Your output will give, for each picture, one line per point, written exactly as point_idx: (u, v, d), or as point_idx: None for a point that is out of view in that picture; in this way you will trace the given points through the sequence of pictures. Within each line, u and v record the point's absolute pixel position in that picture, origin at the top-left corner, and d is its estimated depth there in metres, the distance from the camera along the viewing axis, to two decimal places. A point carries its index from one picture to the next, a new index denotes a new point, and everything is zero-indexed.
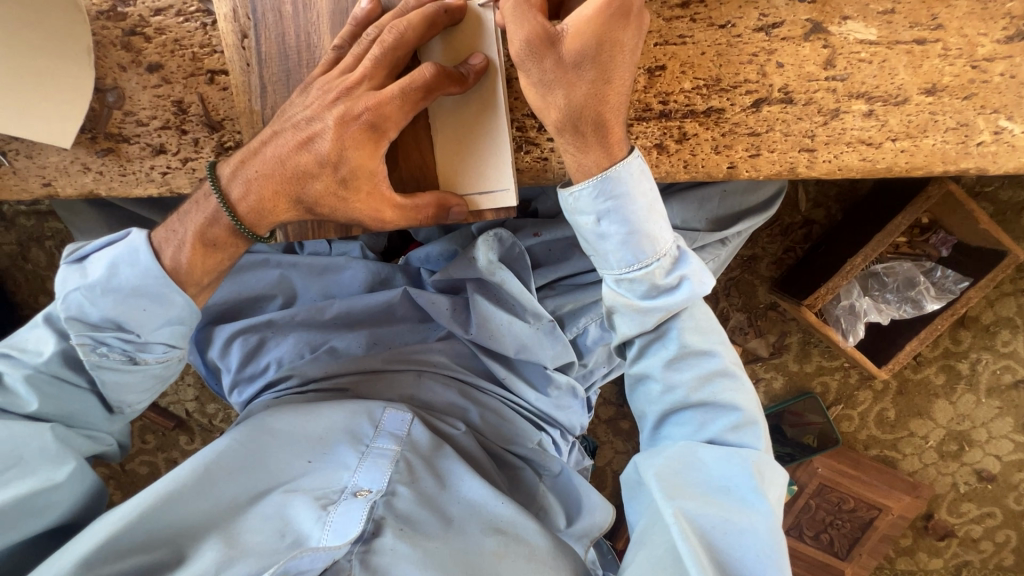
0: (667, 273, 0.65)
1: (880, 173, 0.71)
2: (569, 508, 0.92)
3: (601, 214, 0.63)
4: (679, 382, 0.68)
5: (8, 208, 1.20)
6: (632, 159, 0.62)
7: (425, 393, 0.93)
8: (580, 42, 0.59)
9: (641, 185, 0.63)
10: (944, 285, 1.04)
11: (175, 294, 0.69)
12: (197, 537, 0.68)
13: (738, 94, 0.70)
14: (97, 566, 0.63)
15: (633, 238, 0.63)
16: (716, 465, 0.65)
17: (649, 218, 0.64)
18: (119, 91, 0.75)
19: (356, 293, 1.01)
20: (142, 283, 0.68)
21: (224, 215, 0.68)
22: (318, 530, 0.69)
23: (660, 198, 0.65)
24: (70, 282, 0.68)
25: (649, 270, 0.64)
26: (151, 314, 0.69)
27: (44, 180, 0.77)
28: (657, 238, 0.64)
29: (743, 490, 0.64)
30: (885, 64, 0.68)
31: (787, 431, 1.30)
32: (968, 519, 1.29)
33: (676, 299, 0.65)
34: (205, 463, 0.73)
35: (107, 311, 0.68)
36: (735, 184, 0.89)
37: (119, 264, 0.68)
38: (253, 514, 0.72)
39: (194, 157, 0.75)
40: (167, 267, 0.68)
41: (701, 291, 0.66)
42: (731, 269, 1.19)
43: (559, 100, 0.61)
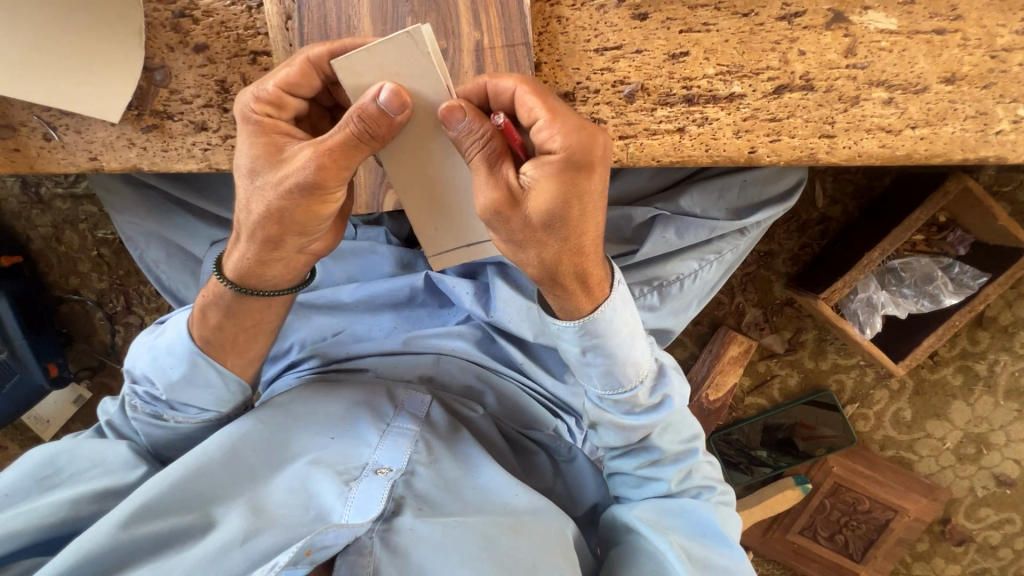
0: (651, 394, 0.75)
1: (900, 160, 0.73)
2: (582, 494, 0.94)
3: (588, 347, 0.68)
4: (663, 474, 0.81)
5: (45, 190, 1.24)
6: (614, 296, 0.67)
7: (444, 374, 0.94)
8: (546, 205, 0.57)
9: (624, 317, 0.68)
10: (962, 281, 1.04)
11: (193, 354, 0.75)
12: (224, 504, 0.68)
13: (760, 80, 0.72)
14: (130, 528, 0.63)
15: (614, 368, 0.70)
16: (693, 512, 0.79)
17: (634, 351, 0.71)
18: (166, 70, 0.78)
19: (382, 277, 1.00)
20: (172, 344, 0.76)
21: (221, 283, 0.72)
22: (339, 505, 0.69)
23: (637, 326, 0.71)
24: (135, 347, 0.82)
25: (630, 394, 0.73)
26: (176, 375, 0.76)
27: (91, 155, 0.80)
28: (639, 364, 0.72)
29: (715, 537, 0.78)
30: (905, 53, 0.70)
31: (800, 444, 1.28)
32: (986, 524, 1.27)
33: (657, 419, 0.76)
34: (230, 438, 0.72)
35: (148, 373, 0.78)
36: (756, 174, 0.90)
37: (166, 329, 0.79)
38: (276, 486, 0.71)
39: (234, 135, 0.79)
40: (191, 328, 0.76)
41: (678, 407, 0.77)
42: (748, 264, 1.20)
43: (532, 258, 0.61)
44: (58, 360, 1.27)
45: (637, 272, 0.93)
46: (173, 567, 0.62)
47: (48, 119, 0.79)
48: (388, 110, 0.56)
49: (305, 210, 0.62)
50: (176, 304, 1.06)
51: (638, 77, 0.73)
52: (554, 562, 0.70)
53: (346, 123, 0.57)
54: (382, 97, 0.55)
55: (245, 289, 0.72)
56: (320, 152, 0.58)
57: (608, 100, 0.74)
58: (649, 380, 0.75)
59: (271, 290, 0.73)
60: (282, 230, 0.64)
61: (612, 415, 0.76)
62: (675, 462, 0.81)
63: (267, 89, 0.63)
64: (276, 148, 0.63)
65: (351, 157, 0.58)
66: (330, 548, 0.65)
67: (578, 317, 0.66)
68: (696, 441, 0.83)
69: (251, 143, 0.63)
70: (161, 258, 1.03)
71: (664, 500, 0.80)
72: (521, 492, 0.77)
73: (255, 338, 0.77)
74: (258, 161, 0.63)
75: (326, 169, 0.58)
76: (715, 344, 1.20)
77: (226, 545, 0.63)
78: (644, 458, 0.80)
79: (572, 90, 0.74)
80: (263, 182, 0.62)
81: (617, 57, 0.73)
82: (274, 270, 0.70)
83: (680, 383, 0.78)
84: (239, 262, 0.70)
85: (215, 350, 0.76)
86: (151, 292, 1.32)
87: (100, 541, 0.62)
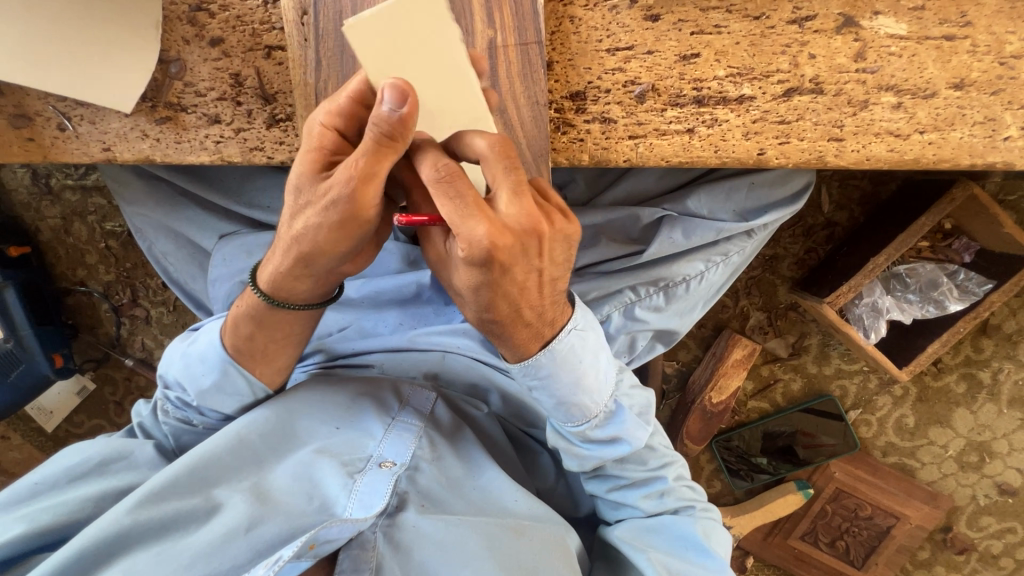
0: (600, 430, 0.73)
1: (907, 164, 0.73)
2: (582, 497, 0.93)
3: (531, 386, 0.69)
4: (638, 496, 0.80)
5: (55, 181, 1.24)
6: (557, 347, 0.66)
7: (449, 371, 0.93)
8: (470, 279, 0.57)
9: (567, 364, 0.67)
10: (966, 287, 1.04)
11: (225, 362, 0.76)
12: (228, 489, 0.67)
13: (770, 83, 0.73)
14: (137, 511, 0.63)
15: (563, 407, 0.70)
16: (673, 526, 0.79)
17: (582, 391, 0.69)
18: (181, 62, 0.79)
19: (388, 274, 0.99)
20: (204, 351, 0.77)
21: (254, 291, 0.72)
22: (343, 498, 0.68)
23: (592, 372, 0.69)
24: (169, 351, 0.82)
25: (581, 429, 0.73)
26: (206, 381, 0.77)
27: (104, 146, 0.81)
28: (586, 404, 0.71)
29: (697, 550, 0.78)
30: (914, 59, 0.71)
31: (800, 452, 1.27)
32: (988, 533, 1.27)
33: (607, 454, 0.74)
34: (236, 431, 0.71)
35: (178, 377, 0.78)
36: (764, 177, 0.90)
37: (197, 337, 0.79)
38: (281, 475, 0.69)
39: (246, 128, 0.80)
40: (223, 336, 0.76)
41: (632, 444, 0.75)
42: (753, 268, 1.20)
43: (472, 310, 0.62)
44: (64, 351, 1.27)
45: (644, 272, 0.93)
46: (179, 552, 0.61)
47: (63, 109, 0.80)
48: (391, 111, 0.53)
49: (338, 226, 0.61)
50: (184, 296, 1.07)
51: (649, 78, 0.74)
52: (554, 565, 0.70)
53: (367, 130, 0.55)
54: (386, 97, 0.53)
55: (276, 300, 0.71)
56: (355, 165, 0.56)
57: (618, 100, 0.75)
58: (601, 418, 0.73)
59: (301, 304, 0.73)
60: (316, 247, 0.63)
61: (568, 445, 0.76)
62: (644, 486, 0.81)
63: (339, 104, 0.60)
64: (325, 165, 0.61)
65: (377, 162, 0.56)
66: (334, 542, 0.64)
67: (518, 360, 0.67)
68: (671, 465, 0.83)
69: (302, 156, 0.61)
70: (171, 251, 1.04)
71: (643, 519, 0.80)
72: (523, 496, 0.76)
73: (284, 348, 0.78)
74: (303, 175, 0.61)
75: (358, 182, 0.57)
76: (719, 347, 1.20)
77: (231, 532, 0.62)
78: (614, 483, 0.81)
79: (584, 89, 0.75)
80: (306, 199, 0.61)
81: (628, 57, 0.74)
82: (302, 286, 0.70)
83: (636, 421, 0.75)
84: (273, 273, 0.69)
85: (244, 357, 0.76)
86: (157, 285, 1.33)
87: (108, 527, 0.61)
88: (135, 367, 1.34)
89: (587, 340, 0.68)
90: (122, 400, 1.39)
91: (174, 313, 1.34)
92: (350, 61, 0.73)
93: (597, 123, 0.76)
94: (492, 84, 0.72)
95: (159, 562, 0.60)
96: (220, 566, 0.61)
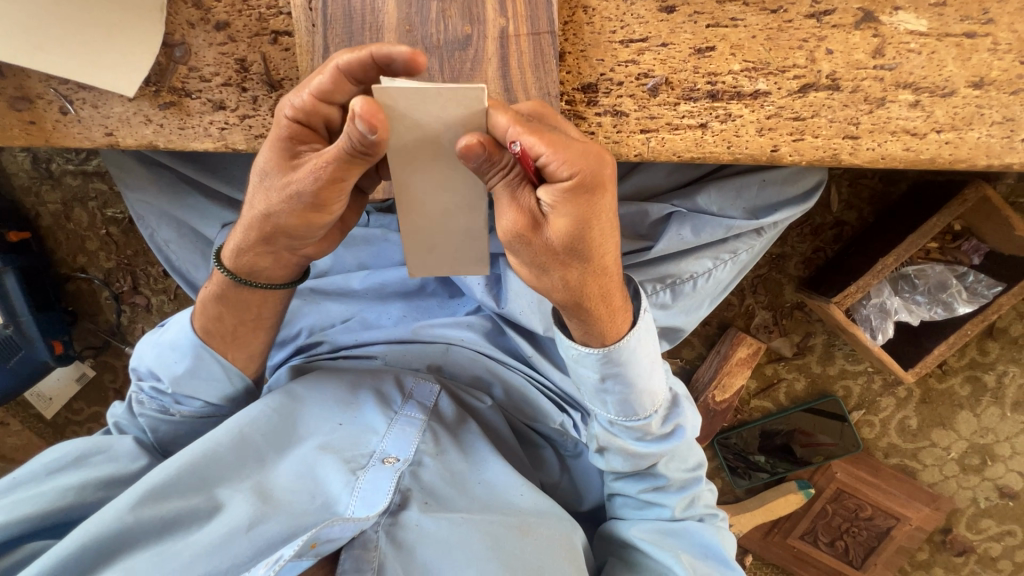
0: (664, 421, 0.76)
1: (923, 164, 0.72)
2: (587, 490, 0.92)
3: (610, 373, 0.68)
4: (671, 500, 0.80)
5: (56, 166, 1.23)
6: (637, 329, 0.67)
7: (452, 364, 0.91)
8: (567, 231, 0.54)
9: (645, 347, 0.69)
10: (975, 289, 1.04)
11: (197, 346, 0.75)
12: (231, 487, 0.67)
13: (786, 78, 0.71)
14: (138, 510, 0.62)
15: (633, 395, 0.71)
16: (696, 534, 0.79)
17: (650, 380, 0.71)
18: (186, 47, 0.77)
19: (392, 266, 0.97)
20: (176, 338, 0.76)
21: (218, 269, 0.72)
22: (346, 495, 0.67)
23: (655, 358, 0.70)
24: (140, 346, 0.81)
25: (646, 422, 0.73)
26: (180, 369, 0.76)
27: (107, 130, 0.80)
28: (655, 393, 0.72)
29: (718, 558, 0.78)
30: (933, 56, 0.69)
31: (797, 450, 1.28)
32: (987, 536, 1.27)
33: (666, 448, 0.77)
34: (238, 427, 0.70)
35: (153, 368, 0.78)
36: (775, 174, 0.89)
37: (168, 326, 0.79)
38: (283, 472, 0.68)
39: (251, 115, 0.79)
40: (193, 320, 0.76)
41: (688, 439, 0.78)
42: (760, 266, 1.20)
43: (557, 281, 0.58)
44: (63, 338, 1.26)
45: (650, 269, 0.92)
46: (180, 552, 0.61)
47: (65, 92, 0.78)
48: (363, 134, 0.49)
49: (299, 216, 0.62)
50: (185, 285, 1.06)
51: (663, 71, 0.73)
52: (558, 564, 0.70)
53: (340, 140, 0.53)
54: (357, 122, 0.48)
55: (240, 278, 0.72)
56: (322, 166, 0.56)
57: (631, 93, 0.74)
58: (663, 410, 0.75)
59: (265, 283, 0.73)
60: (277, 231, 0.64)
61: (623, 442, 0.76)
62: (681, 490, 0.80)
63: (301, 98, 0.59)
64: (292, 155, 0.61)
65: (345, 169, 0.55)
66: (335, 541, 0.63)
67: (602, 345, 0.66)
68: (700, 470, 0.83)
69: (270, 146, 0.62)
70: (172, 239, 1.02)
71: (667, 521, 0.80)
72: (527, 491, 0.76)
73: (254, 331, 0.77)
74: (270, 165, 0.61)
75: (321, 183, 0.57)
76: (724, 345, 1.20)
77: (232, 531, 0.62)
78: (649, 484, 0.80)
79: (595, 81, 0.74)
80: (270, 185, 0.62)
81: (642, 49, 0.73)
82: (264, 263, 0.70)
83: (693, 415, 0.79)
84: (235, 250, 0.69)
85: (215, 340, 0.76)
86: (158, 273, 1.32)
87: (107, 526, 0.60)
88: None
89: (653, 331, 0.70)
90: (121, 388, 1.38)
91: (175, 301, 1.33)
92: (357, 48, 0.72)
93: (609, 116, 0.74)
94: (503, 74, 0.71)
95: (159, 563, 0.59)
96: (224, 563, 0.61)
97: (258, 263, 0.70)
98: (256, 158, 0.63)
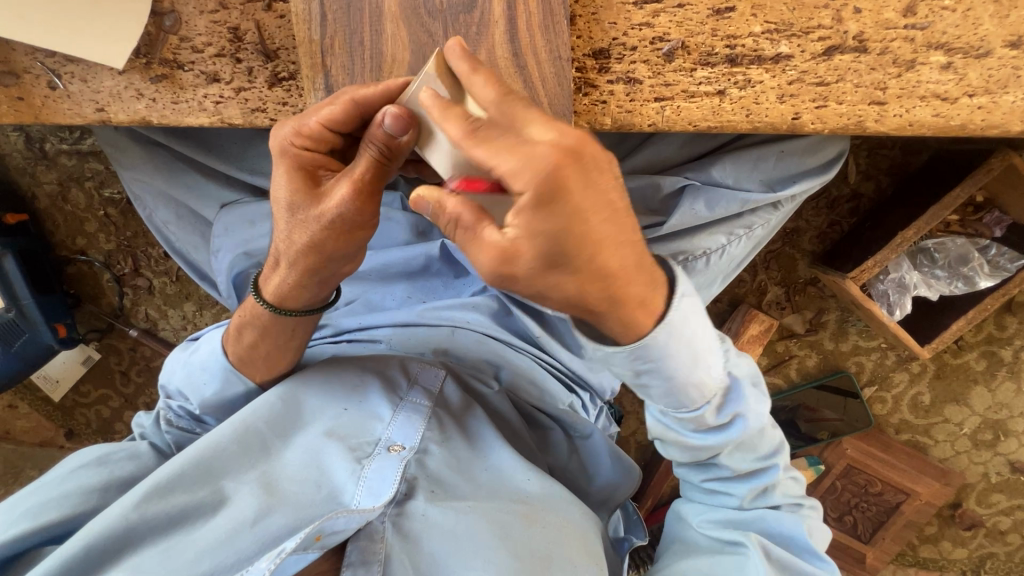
0: (720, 412, 0.64)
1: (953, 131, 0.69)
2: (597, 470, 0.90)
3: (640, 371, 0.56)
4: (737, 492, 0.72)
5: (50, 146, 1.19)
6: (672, 318, 0.53)
7: (458, 347, 0.89)
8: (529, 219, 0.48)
9: (685, 336, 0.55)
10: (997, 263, 1.01)
11: (227, 370, 0.75)
12: (236, 478, 0.65)
13: (810, 40, 0.67)
14: (144, 506, 0.61)
15: (676, 391, 0.59)
16: (770, 522, 0.71)
17: (699, 370, 0.59)
18: (176, 15, 0.74)
19: (396, 245, 0.94)
20: (206, 360, 0.76)
21: (257, 301, 0.70)
22: (351, 485, 0.65)
23: (709, 341, 0.58)
24: (170, 362, 0.82)
25: (698, 414, 0.62)
26: (211, 391, 0.76)
27: (98, 106, 0.76)
28: (706, 383, 0.60)
29: (794, 543, 0.72)
30: (969, 14, 0.65)
31: (801, 426, 1.28)
32: (997, 510, 1.27)
33: (727, 439, 0.66)
34: (242, 419, 0.69)
35: (182, 387, 0.78)
36: (794, 145, 0.84)
37: (199, 345, 0.79)
38: (288, 462, 0.67)
39: (247, 87, 0.75)
40: (226, 344, 0.75)
41: (750, 428, 0.66)
42: (773, 242, 1.17)
43: None
44: (65, 321, 1.26)
45: (662, 246, 0.90)
46: (185, 548, 0.59)
47: (52, 66, 0.75)
48: (394, 135, 0.53)
49: (342, 239, 0.59)
50: (188, 268, 1.05)
51: (679, 34, 0.69)
52: (567, 553, 0.69)
53: (363, 151, 0.55)
54: (385, 123, 0.52)
55: (281, 310, 0.70)
56: (352, 189, 0.55)
57: (645, 58, 0.70)
58: (717, 398, 0.63)
59: (305, 310, 0.71)
60: (321, 259, 0.62)
61: (676, 434, 0.66)
62: (750, 479, 0.72)
63: (309, 125, 0.59)
64: (314, 183, 0.60)
65: (376, 181, 0.56)
66: (341, 533, 0.61)
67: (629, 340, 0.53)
68: (779, 456, 0.72)
69: (286, 176, 0.59)
70: (171, 220, 1.00)
71: (737, 512, 0.73)
72: (536, 476, 0.75)
73: (284, 354, 0.75)
74: (295, 197, 0.59)
75: (358, 203, 0.56)
76: (735, 322, 1.18)
77: (238, 527, 0.60)
78: (710, 474, 0.72)
79: (607, 46, 0.70)
80: (300, 218, 0.59)
81: (657, 11, 0.69)
82: (307, 294, 0.69)
83: (757, 402, 0.66)
84: (279, 285, 0.68)
85: (247, 366, 0.75)
86: (160, 255, 1.29)
87: (111, 525, 0.59)
88: (140, 337, 1.32)
89: (699, 314, 0.56)
90: (127, 370, 1.38)
91: (177, 283, 1.32)
92: (356, 14, 0.68)
93: (621, 83, 0.71)
94: (511, 37, 0.67)
95: (165, 559, 0.58)
96: (229, 560, 0.59)
97: (315, 290, 0.68)
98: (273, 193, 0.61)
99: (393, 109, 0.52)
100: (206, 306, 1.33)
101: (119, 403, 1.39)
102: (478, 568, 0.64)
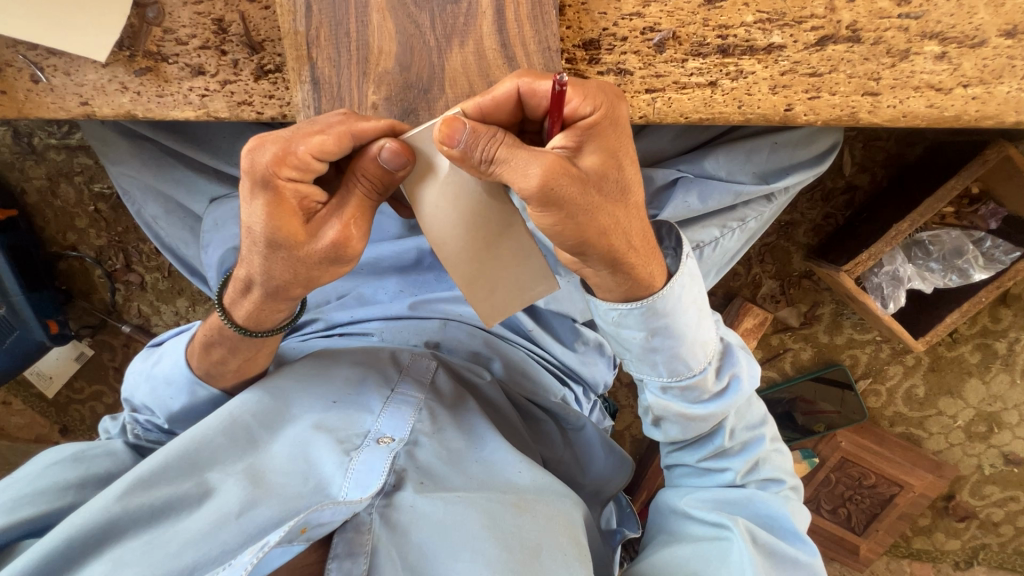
0: (719, 375, 0.69)
1: (947, 122, 0.68)
2: (590, 462, 0.90)
3: (654, 330, 0.63)
4: (727, 466, 0.74)
5: (38, 140, 1.18)
6: (677, 278, 0.62)
7: (450, 340, 0.89)
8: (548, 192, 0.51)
9: (690, 293, 0.64)
10: (992, 255, 1.00)
11: (192, 383, 0.75)
12: (222, 470, 0.65)
13: (803, 29, 0.66)
14: (127, 498, 0.61)
15: (682, 353, 0.65)
16: (757, 500, 0.72)
17: (702, 330, 0.66)
18: (159, 6, 0.72)
19: (386, 240, 0.93)
20: (170, 372, 0.76)
21: (225, 324, 0.69)
22: (339, 477, 0.65)
23: (704, 305, 0.66)
24: (130, 374, 0.81)
25: (702, 377, 0.67)
26: (177, 403, 0.76)
27: (81, 99, 0.75)
28: (707, 344, 0.67)
29: (780, 526, 0.71)
30: (964, 3, 0.64)
31: (799, 418, 1.28)
32: (990, 501, 1.27)
33: (727, 404, 0.69)
34: (230, 411, 0.68)
35: (146, 399, 0.78)
36: (788, 136, 0.84)
37: (161, 357, 0.79)
38: (276, 454, 0.67)
39: (233, 80, 0.74)
40: (189, 357, 0.75)
41: (747, 390, 0.71)
42: (767, 235, 1.16)
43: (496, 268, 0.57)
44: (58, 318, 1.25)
45: None
46: (169, 539, 0.59)
47: (34, 58, 0.74)
48: (393, 169, 0.56)
49: (330, 267, 0.61)
50: (178, 263, 1.04)
51: (670, 24, 0.68)
52: (555, 542, 0.69)
53: (357, 186, 0.58)
54: (384, 159, 0.55)
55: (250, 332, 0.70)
56: (348, 222, 0.58)
57: (635, 49, 0.69)
58: (716, 360, 0.68)
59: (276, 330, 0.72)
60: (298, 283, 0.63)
61: (679, 407, 0.70)
62: (739, 454, 0.74)
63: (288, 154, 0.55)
64: (301, 217, 0.58)
65: (367, 212, 0.59)
66: (327, 525, 0.62)
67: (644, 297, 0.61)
68: (765, 430, 0.76)
69: (266, 209, 0.57)
70: (159, 215, 0.99)
71: (726, 488, 0.74)
72: (526, 467, 0.75)
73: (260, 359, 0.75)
74: (282, 234, 0.57)
75: (353, 233, 0.58)
76: (730, 316, 1.18)
77: (223, 517, 0.60)
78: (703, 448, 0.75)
79: (598, 37, 0.69)
80: (286, 252, 0.59)
81: (648, 1, 0.68)
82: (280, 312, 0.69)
83: (748, 364, 0.72)
84: (250, 305, 0.67)
85: (225, 364, 0.74)
86: (151, 250, 1.28)
87: (94, 517, 0.59)
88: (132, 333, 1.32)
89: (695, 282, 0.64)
90: (120, 366, 1.38)
91: (170, 279, 1.31)
92: (341, 4, 0.67)
93: (612, 74, 0.70)
94: (499, 28, 0.66)
95: (149, 550, 0.58)
96: (212, 552, 0.58)
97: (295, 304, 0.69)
98: (250, 225, 0.58)
99: (392, 146, 0.55)
100: (199, 301, 1.33)
101: (112, 399, 1.39)
102: (466, 559, 0.64)
